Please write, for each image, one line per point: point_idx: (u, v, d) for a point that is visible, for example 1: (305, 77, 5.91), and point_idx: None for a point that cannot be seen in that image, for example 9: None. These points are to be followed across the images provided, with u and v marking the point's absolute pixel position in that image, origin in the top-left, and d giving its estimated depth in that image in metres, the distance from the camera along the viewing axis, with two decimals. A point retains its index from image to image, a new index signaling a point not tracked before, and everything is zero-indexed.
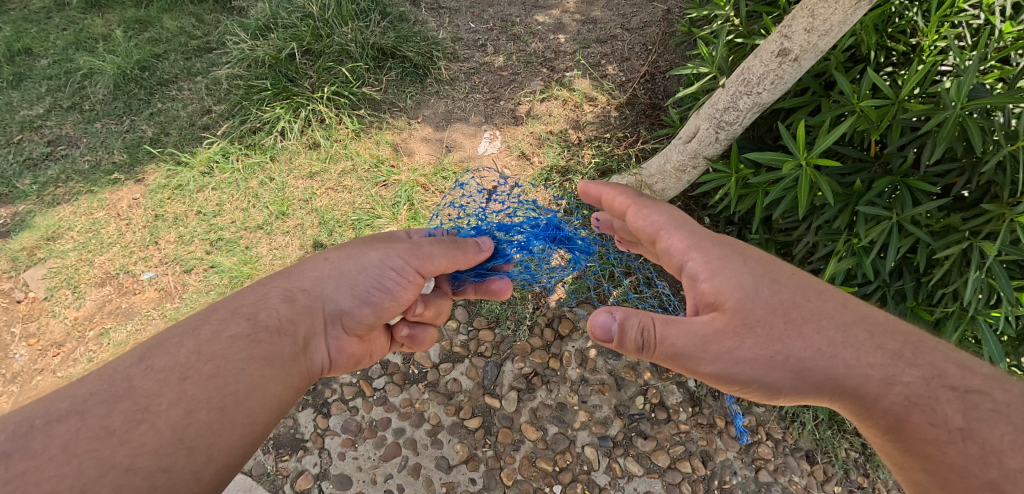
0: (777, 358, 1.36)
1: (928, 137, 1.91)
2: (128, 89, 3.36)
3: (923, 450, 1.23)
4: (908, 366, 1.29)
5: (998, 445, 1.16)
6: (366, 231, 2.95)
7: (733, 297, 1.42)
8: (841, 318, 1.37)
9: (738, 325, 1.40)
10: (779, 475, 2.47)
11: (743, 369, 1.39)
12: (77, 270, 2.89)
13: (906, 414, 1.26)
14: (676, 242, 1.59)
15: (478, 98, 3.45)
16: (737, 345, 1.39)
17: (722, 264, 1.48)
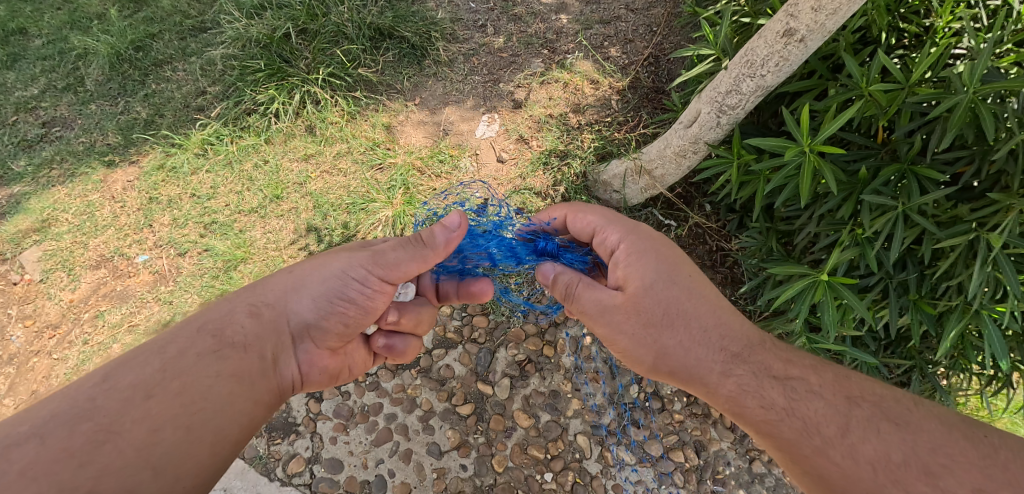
0: (655, 341, 1.66)
1: (938, 123, 1.83)
2: (121, 69, 3.32)
3: (761, 425, 1.54)
4: (741, 363, 1.61)
5: (813, 420, 1.47)
6: (361, 215, 2.92)
7: (633, 286, 1.70)
8: (706, 319, 1.66)
9: (631, 309, 1.68)
10: (773, 466, 2.45)
11: (625, 345, 1.72)
12: (72, 252, 2.89)
13: (746, 398, 1.56)
14: (607, 235, 1.86)
15: (477, 79, 3.37)
16: (625, 325, 1.69)
17: (635, 256, 1.75)
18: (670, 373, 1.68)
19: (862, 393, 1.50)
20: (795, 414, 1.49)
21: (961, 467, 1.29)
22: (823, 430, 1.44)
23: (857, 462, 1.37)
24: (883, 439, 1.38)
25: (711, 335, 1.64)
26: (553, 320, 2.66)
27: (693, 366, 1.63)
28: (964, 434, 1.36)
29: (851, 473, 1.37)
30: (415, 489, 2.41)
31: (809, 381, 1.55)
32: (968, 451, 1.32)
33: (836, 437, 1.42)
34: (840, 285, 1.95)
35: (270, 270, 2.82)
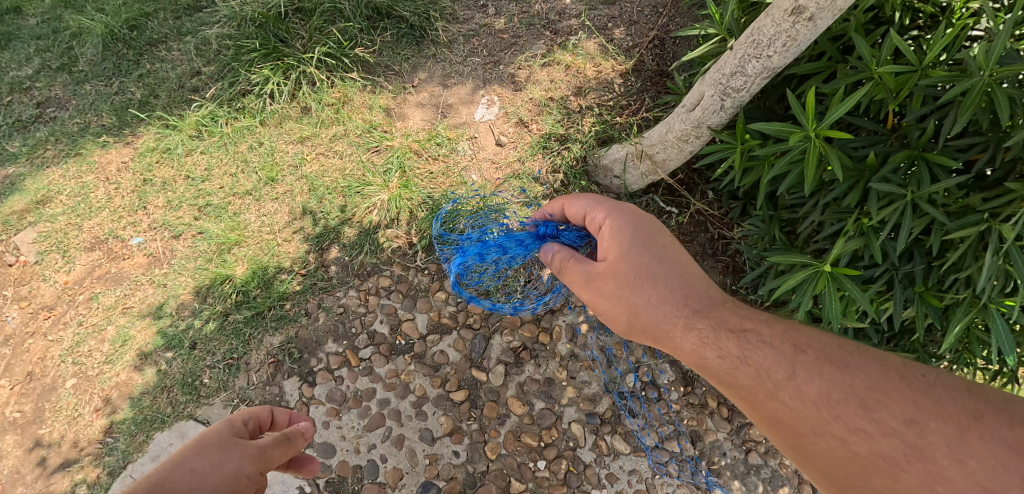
0: (627, 301, 1.65)
1: (951, 108, 1.74)
2: (116, 49, 3.27)
3: (719, 376, 1.53)
4: (703, 317, 1.59)
5: (766, 368, 1.46)
6: (357, 199, 2.88)
7: (612, 254, 1.70)
8: (672, 279, 1.63)
9: (610, 274, 1.69)
10: (769, 457, 2.42)
11: (601, 305, 1.72)
12: (66, 234, 2.87)
13: (705, 350, 1.54)
14: (594, 213, 1.84)
15: (476, 61, 3.30)
16: (604, 288, 1.70)
17: (618, 227, 1.74)
18: (639, 331, 1.67)
19: (811, 339, 1.49)
20: (749, 363, 1.49)
21: (902, 404, 1.30)
22: (775, 375, 1.44)
23: (805, 404, 1.38)
24: (828, 380, 1.38)
25: (676, 293, 1.62)
26: (549, 307, 2.63)
27: (658, 323, 1.61)
28: (902, 374, 1.35)
29: (800, 414, 1.38)
30: (407, 475, 2.39)
31: (762, 331, 1.53)
32: (902, 388, 1.33)
33: (785, 381, 1.43)
34: (843, 276, 1.89)
35: (265, 253, 2.78)
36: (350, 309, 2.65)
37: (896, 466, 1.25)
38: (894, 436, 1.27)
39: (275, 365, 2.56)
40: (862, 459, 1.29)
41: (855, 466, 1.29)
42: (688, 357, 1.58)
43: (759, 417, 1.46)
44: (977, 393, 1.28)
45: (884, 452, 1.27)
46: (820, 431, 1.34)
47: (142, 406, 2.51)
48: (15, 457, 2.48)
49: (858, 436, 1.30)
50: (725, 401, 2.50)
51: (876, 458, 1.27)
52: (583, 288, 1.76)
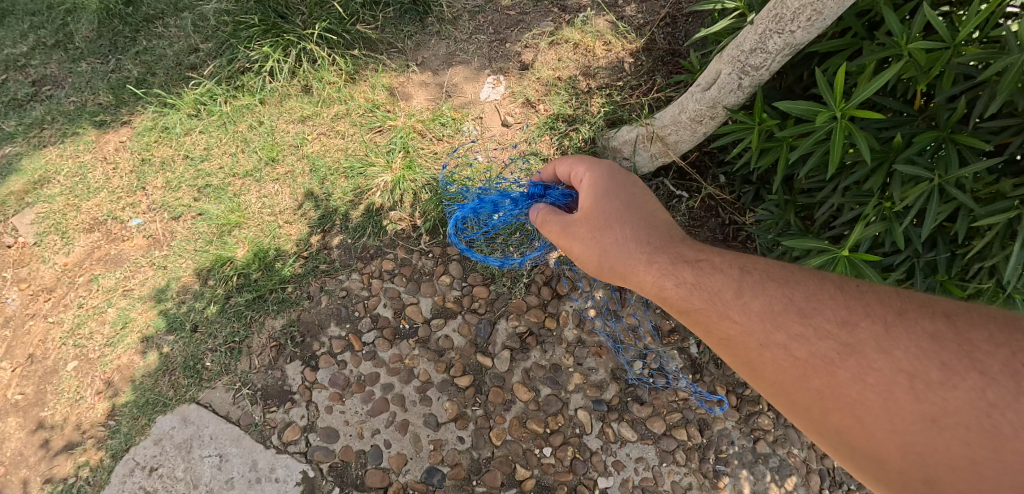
0: (596, 240, 1.60)
1: (985, 87, 1.66)
2: (112, 25, 3.18)
3: (674, 304, 1.44)
4: (662, 249, 1.52)
5: (715, 289, 1.38)
6: (360, 180, 2.81)
7: (588, 202, 1.69)
8: (636, 217, 1.59)
9: (585, 219, 1.66)
10: (777, 447, 2.39)
11: (577, 251, 1.68)
12: (65, 215, 2.82)
13: (663, 279, 1.46)
14: (577, 169, 1.83)
15: (482, 39, 3.20)
16: (580, 232, 1.66)
17: (597, 177, 1.73)
18: (607, 270, 1.60)
19: (762, 262, 1.40)
20: (701, 286, 1.40)
21: (841, 308, 1.23)
22: (723, 294, 1.36)
23: (752, 318, 1.30)
24: (772, 294, 1.31)
25: (640, 229, 1.56)
26: (556, 292, 2.58)
27: (622, 257, 1.54)
28: (841, 285, 1.28)
29: (746, 328, 1.30)
30: (411, 460, 2.37)
31: (714, 257, 1.45)
32: (840, 295, 1.25)
33: (732, 299, 1.34)
34: (862, 263, 1.84)
35: (266, 235, 2.73)
36: (353, 293, 2.61)
37: (834, 365, 1.17)
38: (831, 338, 1.20)
39: (277, 349, 2.52)
40: (802, 363, 1.20)
41: (796, 371, 1.21)
42: (645, 288, 1.50)
43: (711, 342, 1.37)
44: (904, 295, 1.23)
45: (822, 353, 1.19)
46: (765, 343, 1.26)
47: (144, 389, 2.48)
48: (17, 439, 2.46)
49: (799, 341, 1.22)
50: (734, 390, 2.46)
51: (816, 362, 1.19)
52: (563, 236, 1.74)
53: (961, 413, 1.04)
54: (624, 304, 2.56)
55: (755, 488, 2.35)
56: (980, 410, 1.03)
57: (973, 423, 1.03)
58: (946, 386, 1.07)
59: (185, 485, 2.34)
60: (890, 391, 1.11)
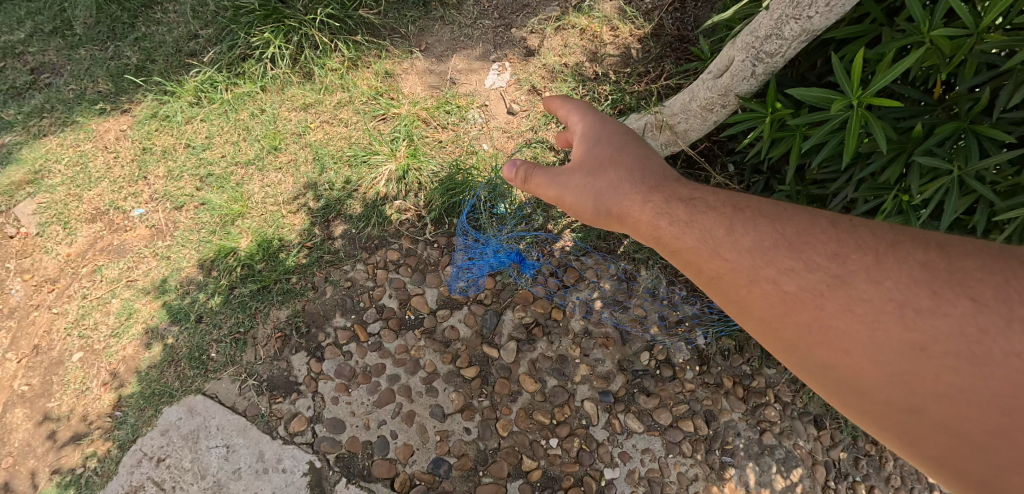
0: (591, 185, 1.59)
1: (1008, 77, 1.62)
2: (110, 11, 3.13)
3: (668, 243, 1.41)
4: (656, 191, 1.51)
5: (707, 227, 1.34)
6: (363, 169, 2.78)
7: (579, 150, 1.66)
8: (630, 162, 1.58)
9: (578, 166, 1.63)
10: (784, 438, 2.40)
11: (567, 199, 1.63)
12: (67, 205, 2.80)
13: (658, 218, 1.44)
14: (565, 117, 1.80)
15: (487, 24, 3.14)
16: (570, 178, 1.62)
17: (585, 124, 1.71)
18: (604, 214, 1.58)
19: (752, 200, 1.38)
20: (693, 224, 1.37)
21: (832, 241, 1.20)
22: (715, 233, 1.33)
23: (743, 255, 1.26)
24: (763, 230, 1.28)
25: (634, 173, 1.56)
26: (562, 283, 2.57)
27: (621, 201, 1.53)
28: (833, 220, 1.25)
29: (736, 265, 1.27)
30: (418, 451, 2.36)
31: (708, 197, 1.43)
32: (831, 229, 1.23)
33: (724, 236, 1.31)
34: None
35: (269, 225, 2.71)
36: (358, 284, 2.60)
37: (822, 298, 1.14)
38: (821, 270, 1.17)
39: (282, 340, 2.51)
40: (792, 297, 1.18)
41: (785, 306, 1.18)
42: (640, 231, 1.49)
43: (700, 282, 1.34)
44: (899, 228, 1.21)
45: (811, 286, 1.17)
46: (754, 278, 1.23)
47: (150, 380, 2.48)
48: (25, 430, 2.47)
49: (789, 275, 1.20)
50: (741, 381, 2.46)
51: (806, 295, 1.16)
52: (551, 188, 1.65)
53: (951, 341, 1.03)
54: (631, 295, 2.56)
55: (761, 479, 2.35)
56: (971, 339, 1.02)
57: (960, 351, 1.02)
58: (938, 315, 1.05)
59: (192, 475, 2.34)
60: (881, 321, 1.08)
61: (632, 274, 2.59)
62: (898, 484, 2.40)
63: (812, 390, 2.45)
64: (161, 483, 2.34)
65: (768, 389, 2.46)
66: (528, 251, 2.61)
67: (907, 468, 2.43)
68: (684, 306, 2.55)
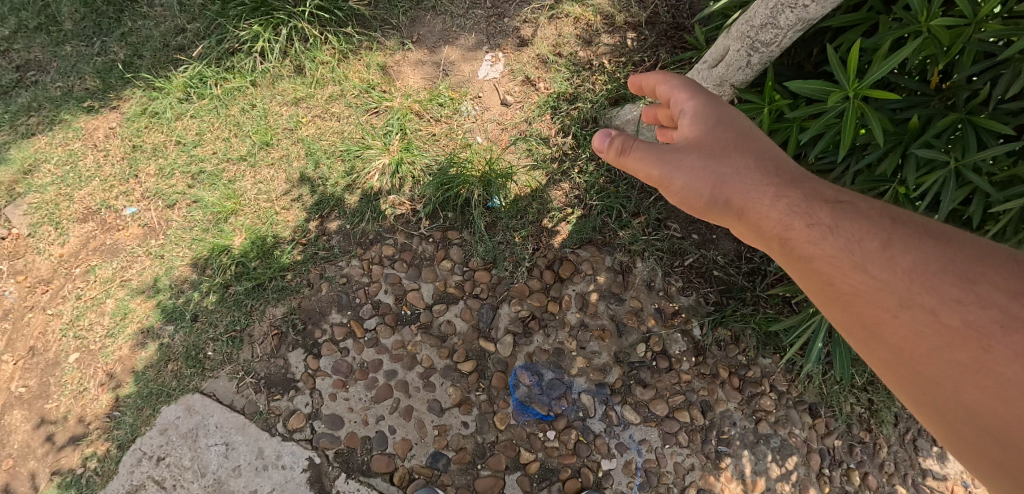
0: (709, 169, 1.46)
1: (1006, 66, 1.61)
2: (96, 7, 3.08)
3: (798, 247, 1.32)
4: (792, 186, 1.39)
5: (856, 237, 1.25)
6: (357, 163, 2.76)
7: (697, 128, 1.53)
8: (758, 152, 1.47)
9: (695, 145, 1.50)
10: (779, 427, 2.43)
11: (677, 180, 1.50)
12: (57, 205, 2.77)
13: (791, 218, 1.34)
14: (675, 92, 1.66)
15: (480, 14, 3.10)
16: (685, 158, 1.49)
17: (705, 102, 1.58)
18: (718, 204, 1.46)
19: (912, 216, 1.28)
20: (837, 233, 1.27)
21: (1012, 278, 1.11)
22: (865, 244, 1.24)
23: (896, 275, 1.18)
24: (927, 251, 1.19)
25: (764, 163, 1.44)
26: (559, 276, 2.58)
27: (746, 192, 1.41)
28: (1012, 256, 1.16)
29: (885, 285, 1.18)
30: (416, 445, 2.37)
31: (859, 203, 1.32)
32: (1012, 265, 1.14)
33: (877, 251, 1.22)
34: None
35: (262, 222, 2.69)
36: (353, 279, 2.59)
37: (990, 338, 1.07)
38: (995, 308, 1.09)
39: (279, 337, 2.51)
40: (950, 330, 1.10)
41: (939, 339, 1.10)
42: (764, 228, 1.38)
43: (833, 296, 1.25)
44: None
45: (977, 322, 1.09)
46: (905, 303, 1.15)
47: (147, 379, 2.48)
48: (23, 432, 2.47)
49: (950, 306, 1.12)
50: (737, 371, 2.49)
51: (969, 331, 1.08)
52: (655, 165, 1.52)
53: None
54: (627, 287, 2.58)
55: (757, 468, 2.37)
56: None
57: None
58: None
59: (192, 473, 2.35)
60: None
61: (627, 266, 2.61)
62: (891, 470, 2.44)
63: (806, 378, 2.49)
64: (162, 481, 2.34)
65: (764, 379, 2.49)
66: (524, 244, 2.62)
67: (900, 454, 2.48)
68: (679, 298, 2.58)
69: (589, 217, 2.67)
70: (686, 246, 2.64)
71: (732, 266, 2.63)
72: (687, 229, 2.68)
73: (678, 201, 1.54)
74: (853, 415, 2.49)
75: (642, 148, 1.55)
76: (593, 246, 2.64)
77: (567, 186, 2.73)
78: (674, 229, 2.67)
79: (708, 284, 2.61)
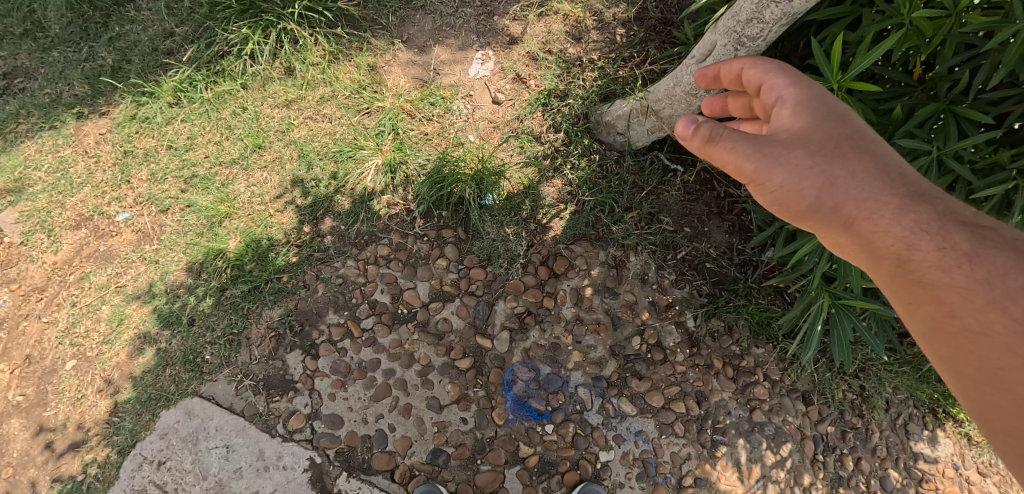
0: (822, 172, 1.33)
1: (986, 57, 1.65)
2: (82, 11, 3.06)
3: (922, 271, 1.21)
4: (919, 201, 1.27)
5: (996, 268, 1.15)
6: (350, 164, 2.78)
7: (807, 123, 1.39)
8: (879, 158, 1.34)
9: (805, 141, 1.37)
10: (773, 415, 2.48)
11: (780, 179, 1.36)
12: (49, 213, 2.77)
13: (918, 237, 1.22)
14: (775, 79, 1.51)
15: (469, 12, 3.11)
16: (793, 154, 1.35)
17: (817, 95, 1.44)
18: (823, 210, 1.34)
19: None
20: (973, 260, 1.17)
21: None
22: (1005, 276, 1.14)
23: None
24: None
25: (885, 174, 1.32)
26: (553, 272, 2.61)
27: (863, 202, 1.29)
28: None
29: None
30: (416, 442, 2.38)
31: (997, 229, 1.21)
32: None
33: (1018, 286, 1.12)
34: None
35: (257, 225, 2.70)
36: (349, 280, 2.60)
37: None
38: None
39: (276, 339, 2.52)
40: None
41: None
42: (876, 243, 1.27)
43: (960, 328, 1.15)
44: None
45: None
46: None
47: (146, 384, 2.49)
48: (22, 441, 2.47)
49: None
50: (730, 362, 2.53)
51: None
52: (751, 159, 1.38)
53: None
54: (621, 281, 2.61)
55: (752, 456, 2.41)
56: None
57: None
58: None
59: (194, 476, 2.35)
60: None
61: (621, 261, 2.65)
62: (882, 455, 2.50)
63: (798, 367, 2.54)
64: (163, 485, 2.35)
65: (757, 368, 2.54)
66: (518, 241, 2.65)
67: (891, 438, 2.54)
68: (673, 290, 2.62)
69: (581, 212, 2.70)
70: (678, 240, 2.68)
71: (724, 258, 2.68)
72: (679, 223, 2.73)
73: (770, 200, 1.41)
74: (845, 401, 2.55)
75: (738, 139, 1.40)
76: (586, 241, 2.68)
77: (560, 182, 2.76)
78: (666, 223, 2.71)
79: (700, 276, 2.65)
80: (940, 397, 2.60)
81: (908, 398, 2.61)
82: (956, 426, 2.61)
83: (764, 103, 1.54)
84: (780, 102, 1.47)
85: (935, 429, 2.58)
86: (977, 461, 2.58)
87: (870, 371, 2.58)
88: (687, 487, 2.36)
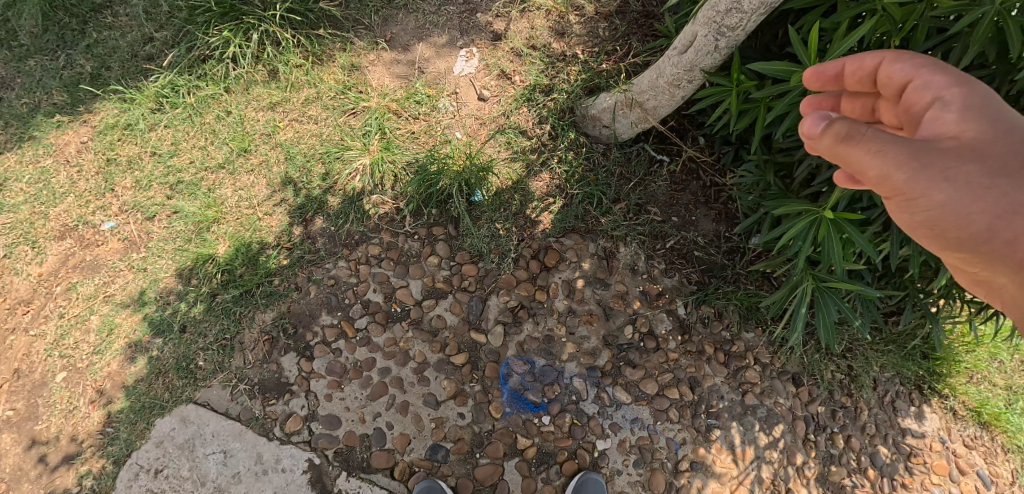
0: (999, 199, 1.08)
1: (956, 39, 1.71)
2: (57, 19, 3.02)
3: None
4: None
5: None
6: (337, 165, 2.78)
7: (982, 135, 1.14)
8: None
9: (979, 157, 1.11)
10: (765, 398, 2.53)
11: (940, 200, 1.12)
12: (32, 224, 2.73)
13: None
14: (937, 76, 1.25)
15: (452, 10, 3.13)
16: (961, 172, 1.11)
17: (995, 100, 1.18)
18: (994, 242, 1.09)
19: None
20: None
21: None
22: None
23: None
24: None
25: None
26: (544, 265, 2.64)
27: None
28: None
29: None
30: (415, 439, 2.39)
31: None
32: None
33: None
34: (844, 221, 1.95)
35: (246, 229, 2.70)
36: (341, 281, 2.61)
37: None
38: None
39: (270, 342, 2.51)
40: None
41: None
42: None
43: None
44: None
45: None
46: None
47: (139, 393, 2.47)
48: (14, 455, 2.43)
49: None
50: (721, 347, 2.58)
51: None
52: (904, 168, 1.12)
53: None
54: (612, 272, 2.65)
55: (746, 438, 2.46)
56: None
57: None
58: None
59: (192, 483, 2.34)
60: None
61: (611, 252, 2.68)
62: (872, 432, 2.57)
63: (787, 350, 2.60)
64: None
65: (748, 352, 2.59)
66: (509, 236, 2.68)
67: (880, 415, 2.61)
68: (662, 279, 2.66)
69: (570, 206, 2.74)
70: (666, 229, 2.73)
71: (713, 245, 2.72)
72: (667, 212, 2.77)
73: (919, 219, 1.18)
74: (834, 381, 2.61)
75: (890, 140, 1.13)
76: (576, 234, 2.71)
77: (548, 177, 2.81)
78: (654, 213, 2.76)
79: (689, 264, 2.70)
80: (925, 374, 2.69)
81: (894, 376, 2.68)
82: (942, 401, 2.69)
83: (910, 102, 1.29)
84: (938, 104, 1.21)
85: (921, 405, 2.66)
86: (963, 433, 2.66)
87: (857, 351, 2.65)
88: (684, 471, 2.40)
